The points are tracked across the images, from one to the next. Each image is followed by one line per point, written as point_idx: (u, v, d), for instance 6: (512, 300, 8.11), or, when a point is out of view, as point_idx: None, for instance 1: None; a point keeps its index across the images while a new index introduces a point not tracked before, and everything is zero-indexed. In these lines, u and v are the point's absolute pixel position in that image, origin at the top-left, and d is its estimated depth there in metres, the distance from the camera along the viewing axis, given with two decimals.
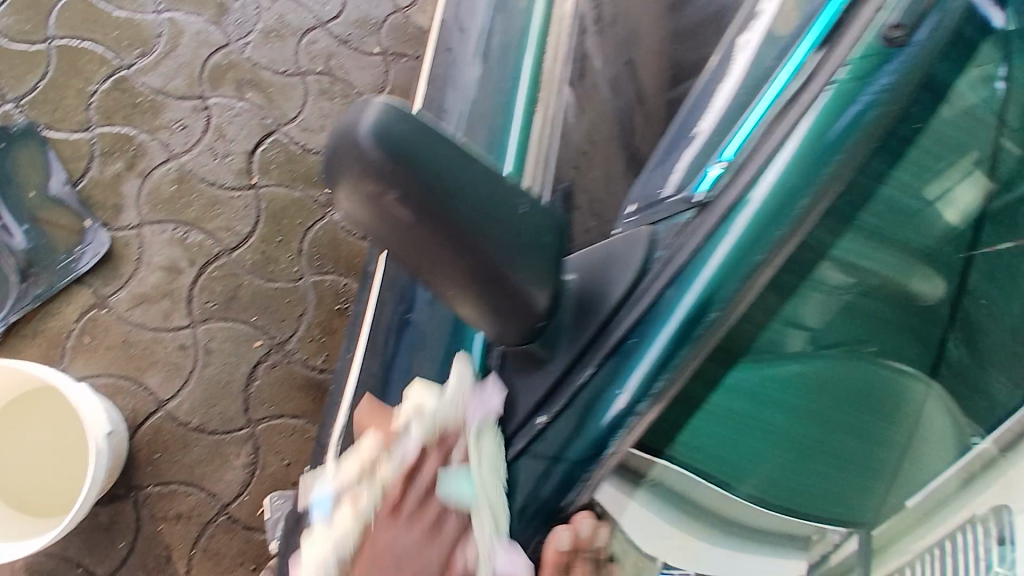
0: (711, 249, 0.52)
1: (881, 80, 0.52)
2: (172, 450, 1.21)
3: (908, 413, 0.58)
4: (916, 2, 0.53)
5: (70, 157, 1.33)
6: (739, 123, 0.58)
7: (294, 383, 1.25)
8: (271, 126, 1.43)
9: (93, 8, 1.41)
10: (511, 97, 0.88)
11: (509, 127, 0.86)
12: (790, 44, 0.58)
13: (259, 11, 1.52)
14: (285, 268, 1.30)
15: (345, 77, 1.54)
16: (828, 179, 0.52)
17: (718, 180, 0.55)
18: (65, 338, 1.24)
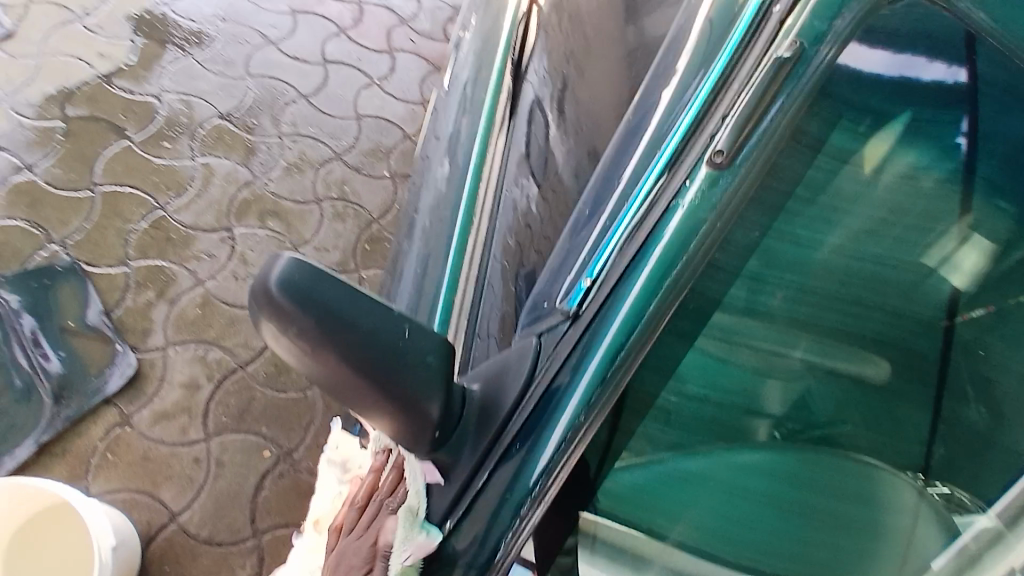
0: (580, 364, 0.57)
1: (712, 201, 0.55)
2: (180, 563, 1.28)
3: (857, 491, 0.77)
4: (744, 119, 0.54)
5: (108, 289, 1.49)
6: (606, 235, 0.62)
7: (298, 492, 1.35)
8: (289, 248, 1.62)
9: (137, 160, 1.66)
10: (447, 257, 1.07)
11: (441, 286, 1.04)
12: (645, 159, 0.63)
13: (282, 151, 1.76)
14: (295, 379, 1.43)
15: (357, 200, 1.73)
16: (671, 292, 0.56)
17: (585, 296, 0.61)
18: (90, 455, 1.34)
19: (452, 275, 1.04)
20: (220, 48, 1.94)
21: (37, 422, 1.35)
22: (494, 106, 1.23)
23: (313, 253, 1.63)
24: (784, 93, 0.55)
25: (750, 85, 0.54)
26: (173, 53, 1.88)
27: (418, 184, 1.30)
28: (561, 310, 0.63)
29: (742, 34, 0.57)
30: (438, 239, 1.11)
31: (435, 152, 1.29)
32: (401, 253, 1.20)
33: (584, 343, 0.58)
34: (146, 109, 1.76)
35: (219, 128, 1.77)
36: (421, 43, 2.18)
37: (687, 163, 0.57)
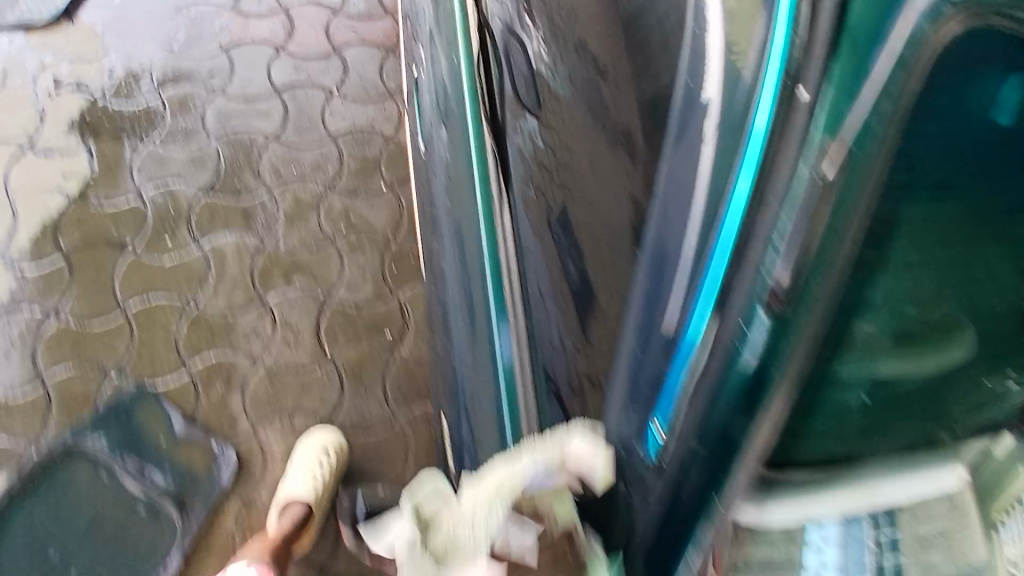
0: (683, 528, 0.61)
1: (776, 360, 0.52)
2: None
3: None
4: (784, 262, 0.50)
5: (181, 398, 1.53)
6: (676, 348, 0.60)
7: None
8: (324, 297, 1.61)
9: (150, 267, 1.66)
10: (482, 291, 0.99)
11: (486, 324, 0.97)
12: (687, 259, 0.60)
13: (278, 203, 1.72)
14: (379, 418, 1.52)
15: (367, 224, 1.70)
16: (753, 449, 0.55)
17: (661, 451, 0.62)
18: (231, 547, 1.41)
19: (490, 310, 0.96)
20: (176, 123, 1.87)
21: (171, 540, 1.41)
22: (476, 113, 1.08)
23: (348, 293, 1.62)
24: (829, 212, 0.49)
25: (799, 196, 0.49)
26: (135, 146, 1.83)
27: (436, 210, 1.23)
28: (641, 457, 0.65)
29: (772, 133, 0.52)
30: (469, 273, 1.04)
31: (439, 177, 1.19)
32: (447, 289, 1.15)
33: (683, 513, 0.61)
34: (135, 214, 1.74)
35: (209, 203, 1.73)
36: (363, 31, 2.05)
37: (739, 296, 0.53)
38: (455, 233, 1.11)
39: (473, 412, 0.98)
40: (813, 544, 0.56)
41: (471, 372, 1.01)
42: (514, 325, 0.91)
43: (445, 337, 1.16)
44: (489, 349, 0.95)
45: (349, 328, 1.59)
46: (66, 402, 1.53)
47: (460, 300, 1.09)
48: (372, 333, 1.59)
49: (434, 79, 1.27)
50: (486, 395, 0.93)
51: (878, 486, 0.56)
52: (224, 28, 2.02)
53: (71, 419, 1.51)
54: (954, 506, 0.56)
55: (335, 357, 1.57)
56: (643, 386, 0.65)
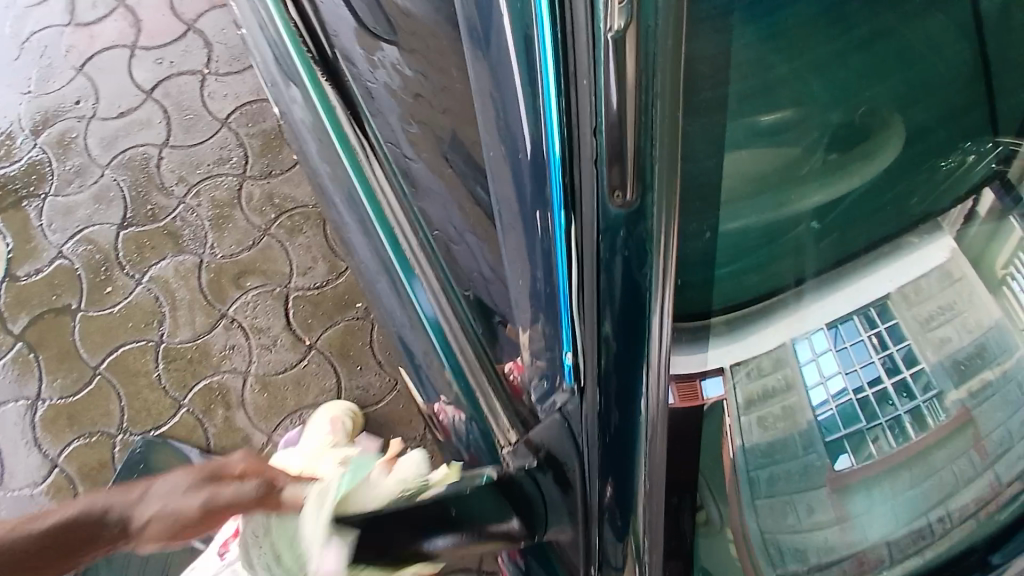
0: (630, 446, 0.55)
1: (646, 229, 0.51)
2: None
3: (943, 176, 0.62)
4: (619, 130, 0.48)
5: (189, 434, 1.51)
6: (554, 256, 0.56)
7: None
8: (283, 291, 1.56)
9: (102, 322, 1.58)
10: (388, 258, 0.89)
11: (404, 288, 0.88)
12: (536, 169, 0.56)
13: (198, 211, 1.62)
14: (381, 385, 1.54)
15: (296, 202, 1.62)
16: (659, 331, 0.53)
17: (577, 371, 0.57)
18: None
19: (402, 272, 0.87)
20: (64, 165, 1.69)
21: None
22: (315, 78, 0.97)
23: (303, 278, 1.57)
24: (646, 64, 0.47)
25: (606, 80, 0.47)
26: (36, 206, 1.67)
27: (320, 186, 1.10)
28: (562, 386, 0.60)
29: (559, 27, 0.50)
30: (371, 240, 0.93)
31: (309, 153, 1.06)
32: (361, 262, 1.04)
33: (617, 428, 0.54)
34: (66, 272, 1.62)
35: (131, 237, 1.62)
36: None
37: (589, 201, 0.51)
38: (342, 205, 1.00)
39: (429, 377, 0.92)
40: (757, 369, 0.59)
41: (416, 347, 0.91)
42: (429, 282, 0.83)
43: (381, 311, 1.08)
44: (415, 313, 0.87)
45: (318, 313, 1.56)
46: (88, 475, 1.49)
47: (374, 273, 0.97)
48: (342, 309, 1.56)
49: (266, 43, 1.10)
50: (430, 362, 0.87)
51: (850, 284, 0.60)
52: (62, 44, 1.79)
53: (97, 490, 1.48)
54: (942, 275, 0.62)
55: (317, 344, 1.55)
56: (543, 315, 0.60)
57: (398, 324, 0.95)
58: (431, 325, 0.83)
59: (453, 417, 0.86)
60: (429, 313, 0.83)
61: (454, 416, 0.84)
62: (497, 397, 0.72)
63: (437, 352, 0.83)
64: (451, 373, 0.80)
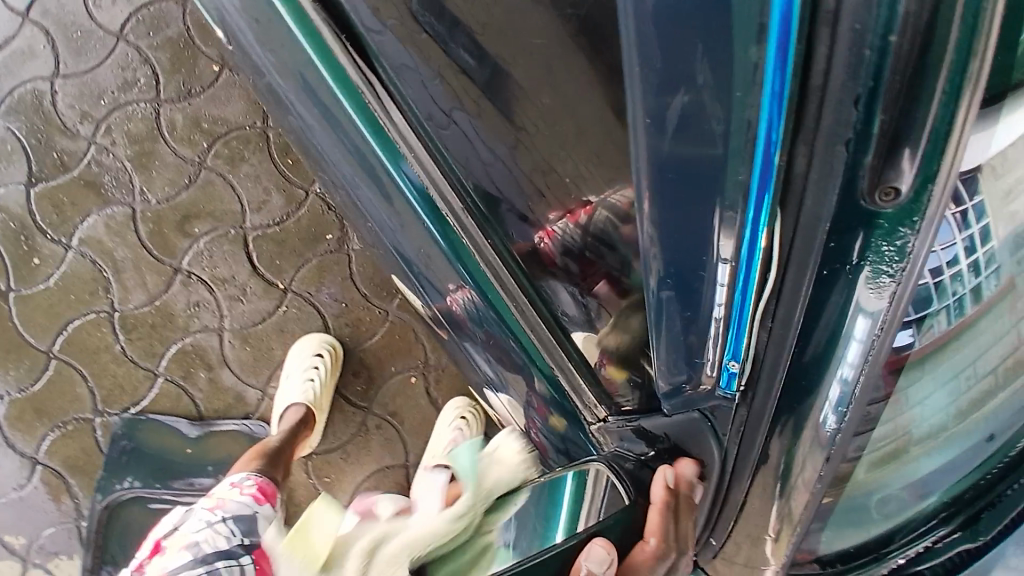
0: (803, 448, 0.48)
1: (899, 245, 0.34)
2: None
3: None
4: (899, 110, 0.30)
5: (174, 405, 1.36)
6: (746, 192, 0.35)
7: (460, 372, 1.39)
8: (239, 232, 1.35)
9: (39, 299, 1.36)
10: (355, 136, 0.63)
11: (385, 176, 0.64)
12: (688, 28, 0.30)
13: (114, 152, 1.35)
14: (372, 317, 1.39)
15: (229, 124, 1.35)
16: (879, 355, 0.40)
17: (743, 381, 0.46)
18: (317, 490, 1.38)
19: (378, 154, 0.62)
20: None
21: None
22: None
23: (258, 213, 1.35)
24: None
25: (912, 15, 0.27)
26: None
27: (228, 32, 0.76)
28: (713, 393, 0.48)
29: None
30: (322, 115, 0.66)
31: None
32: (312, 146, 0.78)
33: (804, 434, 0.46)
34: None
35: (45, 194, 1.36)
36: None
37: (814, 200, 0.35)
38: (269, 65, 0.69)
39: (434, 278, 0.73)
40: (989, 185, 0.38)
41: (411, 244, 0.71)
42: (421, 167, 0.59)
43: (352, 204, 0.85)
44: (406, 203, 0.64)
45: (285, 250, 1.36)
46: (75, 466, 1.36)
47: (341, 159, 0.71)
48: (311, 241, 1.36)
49: None
50: (434, 259, 0.68)
51: None
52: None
53: (90, 479, 1.36)
54: None
55: (292, 286, 1.36)
56: (680, 316, 0.43)
57: (382, 217, 0.73)
58: (433, 215, 0.62)
59: (473, 318, 0.71)
60: (424, 197, 0.61)
61: (465, 307, 0.70)
62: (549, 324, 0.59)
63: (446, 249, 0.63)
64: (467, 274, 0.62)
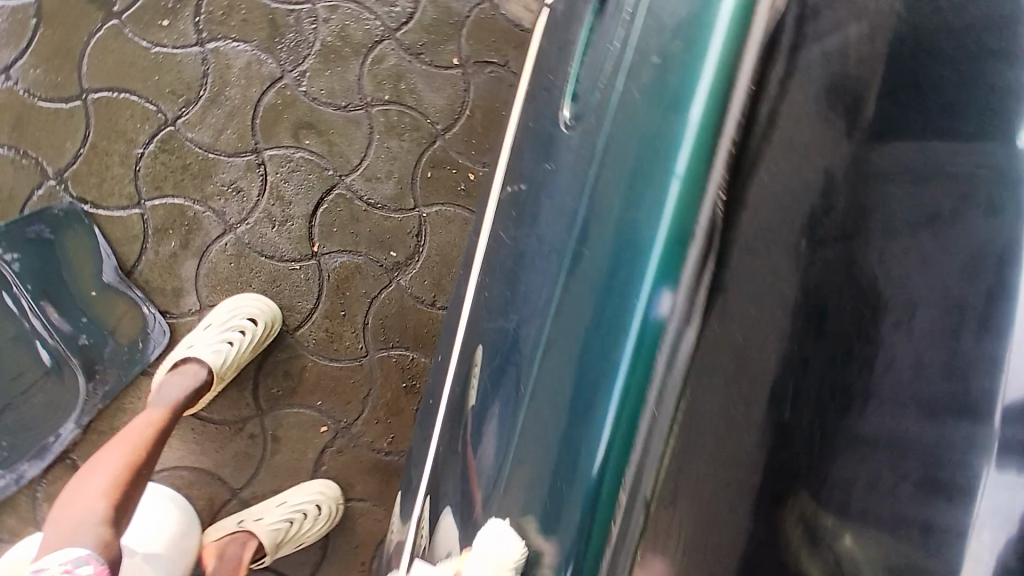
0: None
1: None
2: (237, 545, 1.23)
3: None
4: None
5: (123, 240, 1.19)
6: None
7: (361, 466, 1.26)
8: (333, 178, 1.23)
9: (128, 49, 1.20)
10: (620, 220, 0.44)
11: (596, 282, 0.45)
12: None
13: (317, 26, 1.23)
14: (350, 346, 1.24)
15: (417, 104, 1.25)
16: None
17: None
18: None
19: (624, 260, 0.43)
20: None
21: (80, 400, 1.20)
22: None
23: (363, 184, 1.23)
24: None
25: None
26: None
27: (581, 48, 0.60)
28: None
29: None
30: (607, 166, 0.48)
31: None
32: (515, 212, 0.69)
33: None
34: None
35: None
36: None
37: None
38: (613, 67, 0.52)
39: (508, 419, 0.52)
40: None
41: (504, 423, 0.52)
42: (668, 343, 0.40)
43: (510, 243, 0.65)
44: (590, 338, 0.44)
45: (349, 228, 1.24)
46: None
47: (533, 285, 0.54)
48: (376, 244, 1.24)
49: None
50: (540, 407, 0.47)
51: None
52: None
53: None
54: None
55: (322, 257, 1.23)
56: None
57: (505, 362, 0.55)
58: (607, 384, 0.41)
59: (503, 510, 0.48)
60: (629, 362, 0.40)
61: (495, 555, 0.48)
62: None
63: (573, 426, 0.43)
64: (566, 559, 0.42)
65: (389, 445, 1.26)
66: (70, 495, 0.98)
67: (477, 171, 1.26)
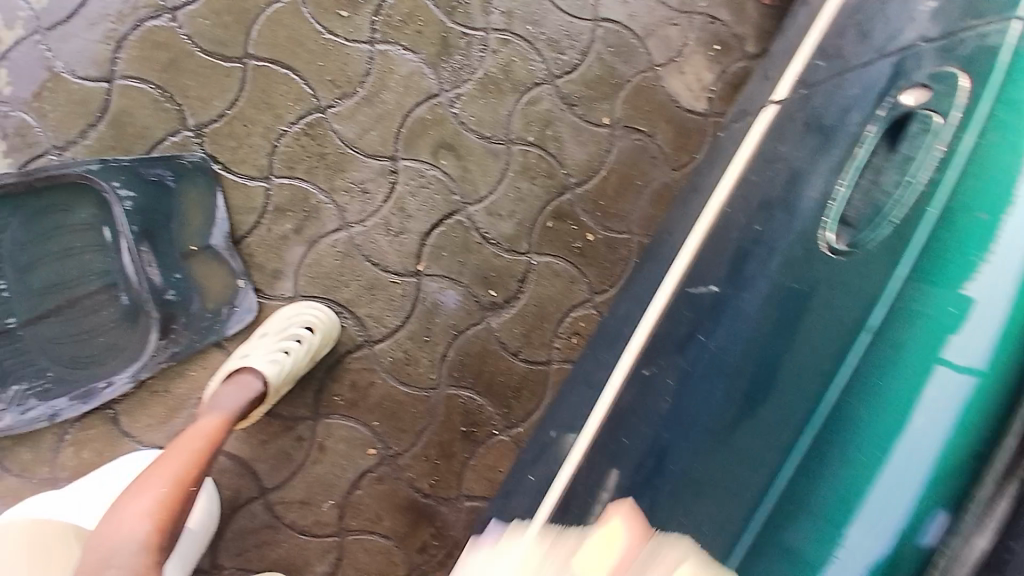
0: None
1: None
2: (273, 540, 1.21)
3: None
4: None
5: (240, 207, 1.24)
6: None
7: (395, 502, 1.21)
8: (456, 204, 1.23)
9: (303, 30, 1.22)
10: (867, 386, 0.49)
11: (885, 369, 0.49)
12: None
13: (485, 55, 1.23)
14: (422, 373, 1.22)
15: (557, 152, 1.25)
16: None
17: None
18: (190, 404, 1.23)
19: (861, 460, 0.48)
20: None
21: (140, 356, 1.22)
22: None
23: (485, 217, 1.22)
24: None
25: None
26: None
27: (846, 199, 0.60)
28: None
29: None
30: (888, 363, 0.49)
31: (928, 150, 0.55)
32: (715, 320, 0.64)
33: None
34: None
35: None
36: None
37: None
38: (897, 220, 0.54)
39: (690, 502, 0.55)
40: None
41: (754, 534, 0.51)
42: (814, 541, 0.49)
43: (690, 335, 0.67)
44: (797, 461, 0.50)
45: (458, 256, 1.23)
46: (122, 127, 1.23)
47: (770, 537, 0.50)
48: (480, 279, 1.22)
49: None
50: (824, 449, 0.50)
51: None
52: None
53: (115, 152, 1.23)
54: None
55: (423, 278, 1.23)
56: None
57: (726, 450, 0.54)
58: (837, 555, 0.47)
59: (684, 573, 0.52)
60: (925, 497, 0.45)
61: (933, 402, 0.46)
62: None
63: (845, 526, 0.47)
64: None
65: (429, 487, 1.22)
66: (119, 529, 0.86)
67: (596, 235, 1.25)
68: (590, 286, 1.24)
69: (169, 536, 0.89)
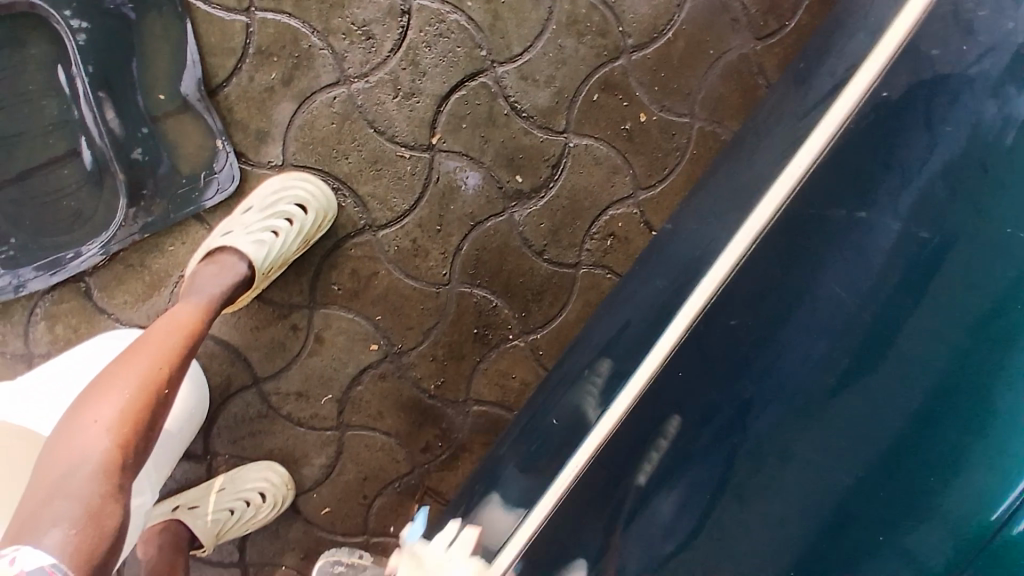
0: None
1: None
2: (269, 433, 1.10)
3: None
4: None
5: (216, 48, 1.00)
6: None
7: (399, 401, 1.10)
8: (482, 61, 0.99)
9: None
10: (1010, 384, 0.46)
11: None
12: None
13: None
14: (432, 267, 1.06)
15: (614, 1, 0.98)
16: None
17: None
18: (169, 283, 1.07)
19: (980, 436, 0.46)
20: None
21: (107, 225, 1.04)
22: None
23: (517, 81, 0.99)
24: None
25: None
26: None
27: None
28: None
29: None
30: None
31: None
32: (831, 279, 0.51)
33: None
34: None
35: None
36: None
37: None
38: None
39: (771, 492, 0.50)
40: None
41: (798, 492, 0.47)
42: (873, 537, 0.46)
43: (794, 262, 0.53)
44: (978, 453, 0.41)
45: (480, 129, 1.01)
46: None
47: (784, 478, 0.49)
48: (506, 160, 1.01)
49: None
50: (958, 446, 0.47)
51: None
52: None
53: None
54: None
55: (437, 153, 1.02)
56: None
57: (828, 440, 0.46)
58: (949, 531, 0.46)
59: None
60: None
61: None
62: None
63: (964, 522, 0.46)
64: None
65: (437, 389, 1.10)
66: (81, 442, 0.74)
67: (650, 115, 1.01)
68: (634, 179, 1.03)
69: (134, 454, 0.77)
